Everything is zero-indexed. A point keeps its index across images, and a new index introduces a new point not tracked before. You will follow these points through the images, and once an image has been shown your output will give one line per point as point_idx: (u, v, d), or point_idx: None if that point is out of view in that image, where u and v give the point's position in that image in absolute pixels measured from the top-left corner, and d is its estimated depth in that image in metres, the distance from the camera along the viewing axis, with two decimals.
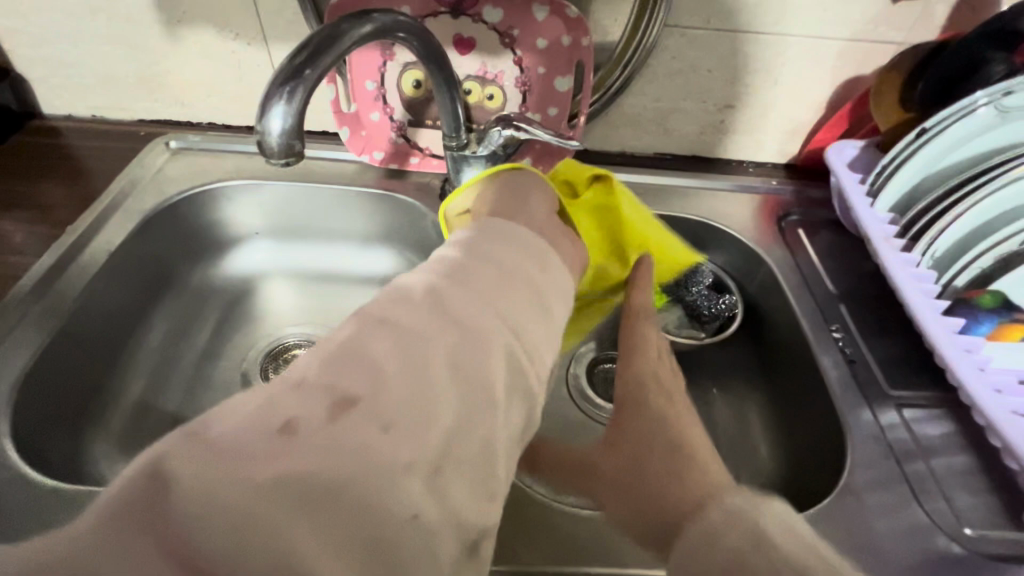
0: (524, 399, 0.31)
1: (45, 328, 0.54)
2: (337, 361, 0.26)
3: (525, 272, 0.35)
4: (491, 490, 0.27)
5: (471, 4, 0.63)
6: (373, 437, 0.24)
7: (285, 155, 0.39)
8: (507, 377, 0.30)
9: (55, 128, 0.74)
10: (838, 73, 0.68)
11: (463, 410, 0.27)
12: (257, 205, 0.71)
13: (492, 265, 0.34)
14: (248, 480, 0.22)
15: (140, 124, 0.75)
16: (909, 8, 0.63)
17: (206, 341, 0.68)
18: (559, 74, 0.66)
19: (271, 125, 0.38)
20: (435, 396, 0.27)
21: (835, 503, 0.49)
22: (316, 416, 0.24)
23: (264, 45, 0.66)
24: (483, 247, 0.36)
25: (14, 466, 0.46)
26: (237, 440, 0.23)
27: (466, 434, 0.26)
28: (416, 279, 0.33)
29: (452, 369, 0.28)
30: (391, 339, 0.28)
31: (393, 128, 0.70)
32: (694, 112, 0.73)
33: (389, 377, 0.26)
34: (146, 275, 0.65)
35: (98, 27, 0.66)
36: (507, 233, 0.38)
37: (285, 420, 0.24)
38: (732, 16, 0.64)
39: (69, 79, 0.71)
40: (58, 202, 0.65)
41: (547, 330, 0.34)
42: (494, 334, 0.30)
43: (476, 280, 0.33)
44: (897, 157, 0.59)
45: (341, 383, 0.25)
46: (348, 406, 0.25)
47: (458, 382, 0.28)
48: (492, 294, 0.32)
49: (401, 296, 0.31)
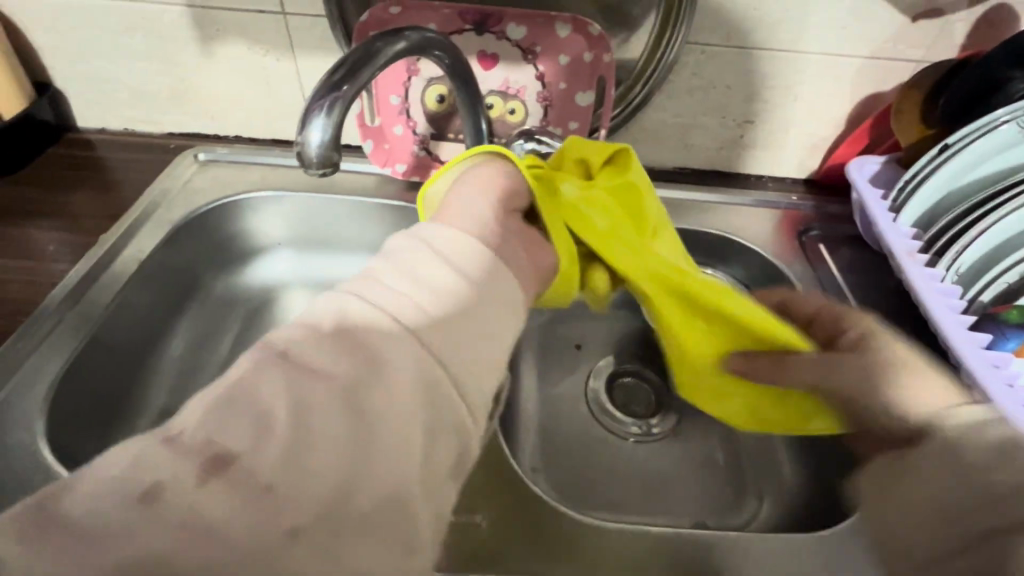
0: (455, 435, 0.29)
1: (79, 333, 0.55)
2: (223, 410, 0.25)
3: (456, 290, 0.32)
4: (411, 545, 0.26)
5: (495, 21, 0.64)
6: (247, 502, 0.23)
7: (323, 166, 0.40)
8: (423, 417, 0.28)
9: (89, 141, 0.76)
10: (857, 89, 0.69)
11: (359, 458, 0.25)
12: (281, 216, 0.72)
13: (417, 286, 0.31)
14: (211, 502, 0.22)
15: (171, 137, 0.77)
16: (929, 25, 0.64)
17: (227, 350, 0.69)
18: (580, 89, 0.67)
19: (311, 136, 0.39)
20: (335, 445, 0.25)
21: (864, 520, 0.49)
22: (183, 479, 0.22)
23: (293, 60, 0.68)
24: (410, 263, 0.32)
25: (49, 469, 0.47)
26: (96, 511, 0.22)
27: (371, 479, 0.25)
28: (332, 303, 0.30)
29: (345, 416, 0.26)
30: (284, 380, 0.26)
31: (415, 141, 0.71)
32: (713, 128, 0.74)
33: (275, 431, 0.24)
34: (175, 284, 0.67)
35: (134, 44, 0.68)
36: (443, 242, 0.34)
37: (150, 485, 0.22)
38: (752, 34, 0.65)
39: (104, 94, 0.73)
40: (93, 212, 0.67)
41: (481, 356, 0.32)
42: (404, 370, 0.28)
43: (395, 302, 0.30)
44: (919, 173, 0.59)
45: (221, 440, 0.24)
46: (225, 465, 0.23)
47: (354, 432, 0.26)
48: (412, 319, 0.30)
49: (309, 327, 0.28)
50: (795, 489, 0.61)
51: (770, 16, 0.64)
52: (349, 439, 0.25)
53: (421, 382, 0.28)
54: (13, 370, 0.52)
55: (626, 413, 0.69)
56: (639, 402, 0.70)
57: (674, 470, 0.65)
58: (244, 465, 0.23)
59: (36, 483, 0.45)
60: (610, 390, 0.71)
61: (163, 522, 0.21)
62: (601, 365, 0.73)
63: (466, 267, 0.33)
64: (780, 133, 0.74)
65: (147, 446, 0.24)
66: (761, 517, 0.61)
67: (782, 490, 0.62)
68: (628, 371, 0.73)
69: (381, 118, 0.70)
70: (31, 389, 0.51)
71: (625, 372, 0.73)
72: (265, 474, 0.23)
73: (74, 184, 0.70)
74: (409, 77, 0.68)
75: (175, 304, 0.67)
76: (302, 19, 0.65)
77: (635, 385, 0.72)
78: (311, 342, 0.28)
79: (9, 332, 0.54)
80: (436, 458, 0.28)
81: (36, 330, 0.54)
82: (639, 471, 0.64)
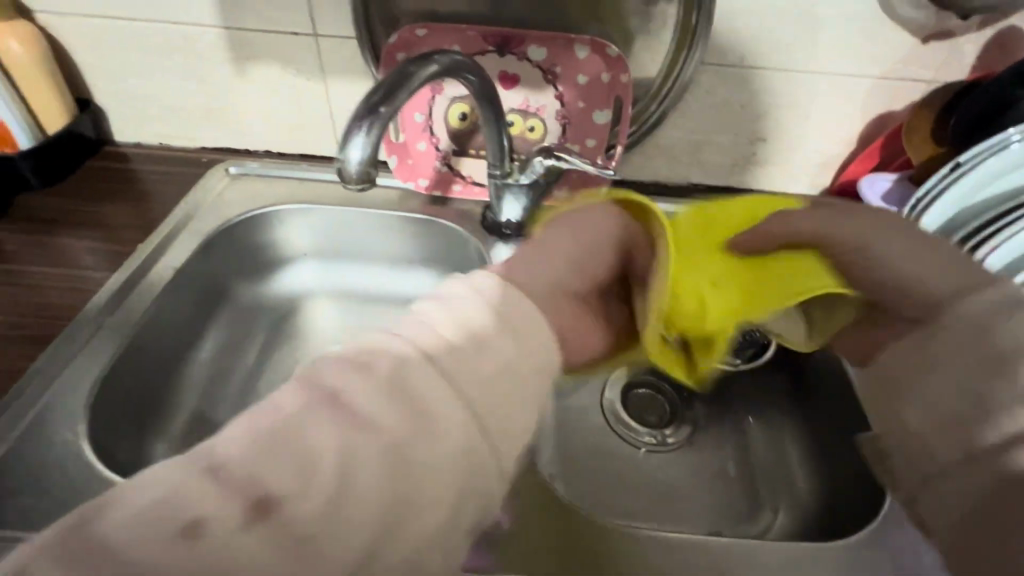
0: (483, 498, 0.31)
1: (117, 339, 0.57)
2: (269, 444, 0.27)
3: (512, 359, 0.34)
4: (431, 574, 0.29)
5: (517, 43, 0.67)
6: (286, 547, 0.25)
7: (361, 180, 0.42)
8: (457, 478, 0.29)
9: (124, 154, 0.79)
10: (868, 109, 0.71)
11: (396, 506, 0.28)
12: (306, 228, 0.75)
13: (473, 347, 0.33)
14: (258, 537, 0.25)
15: (203, 151, 0.80)
16: (938, 47, 0.66)
17: (252, 361, 0.71)
18: (597, 107, 0.69)
19: (351, 154, 0.41)
20: (377, 493, 0.27)
21: (877, 530, 0.50)
22: (230, 517, 0.24)
23: (323, 80, 0.72)
24: (472, 319, 0.34)
25: (91, 466, 0.49)
26: (145, 528, 0.24)
27: (405, 532, 0.28)
28: (397, 346, 0.32)
29: (391, 468, 0.28)
30: (336, 422, 0.28)
31: (438, 157, 0.74)
32: (727, 145, 0.76)
33: (318, 474, 0.26)
34: (205, 293, 0.69)
35: (173, 64, 0.72)
36: (501, 300, 0.36)
37: (193, 518, 0.24)
38: (765, 55, 0.68)
39: (141, 111, 0.77)
40: (129, 224, 0.70)
41: (523, 421, 0.34)
42: (452, 428, 0.30)
43: (451, 360, 0.32)
44: (931, 191, 0.60)
45: (265, 478, 0.26)
46: (267, 510, 0.25)
47: (394, 486, 0.28)
48: (465, 381, 0.32)
49: (368, 366, 0.30)
50: (809, 502, 0.61)
51: (783, 39, 0.66)
52: (388, 490, 0.27)
53: (461, 441, 0.30)
54: (56, 374, 0.54)
55: (641, 423, 0.70)
56: (653, 411, 0.71)
57: (689, 482, 0.66)
58: (287, 506, 0.26)
59: (82, 477, 0.48)
60: (625, 401, 0.72)
61: (225, 542, 0.24)
62: (617, 375, 0.73)
63: (512, 319, 0.36)
64: (792, 150, 0.76)
65: (187, 476, 0.25)
66: (776, 528, 0.61)
67: (797, 500, 0.62)
68: (643, 380, 0.73)
69: (406, 135, 0.73)
70: (74, 391, 0.53)
71: (640, 382, 0.73)
72: (302, 524, 0.25)
73: (111, 196, 0.73)
74: (432, 96, 0.71)
75: (205, 313, 0.69)
76: (333, 41, 0.68)
77: (650, 396, 0.72)
78: (351, 383, 0.29)
79: (52, 337, 0.57)
80: (468, 511, 0.30)
81: (77, 336, 0.57)
82: (655, 481, 0.65)
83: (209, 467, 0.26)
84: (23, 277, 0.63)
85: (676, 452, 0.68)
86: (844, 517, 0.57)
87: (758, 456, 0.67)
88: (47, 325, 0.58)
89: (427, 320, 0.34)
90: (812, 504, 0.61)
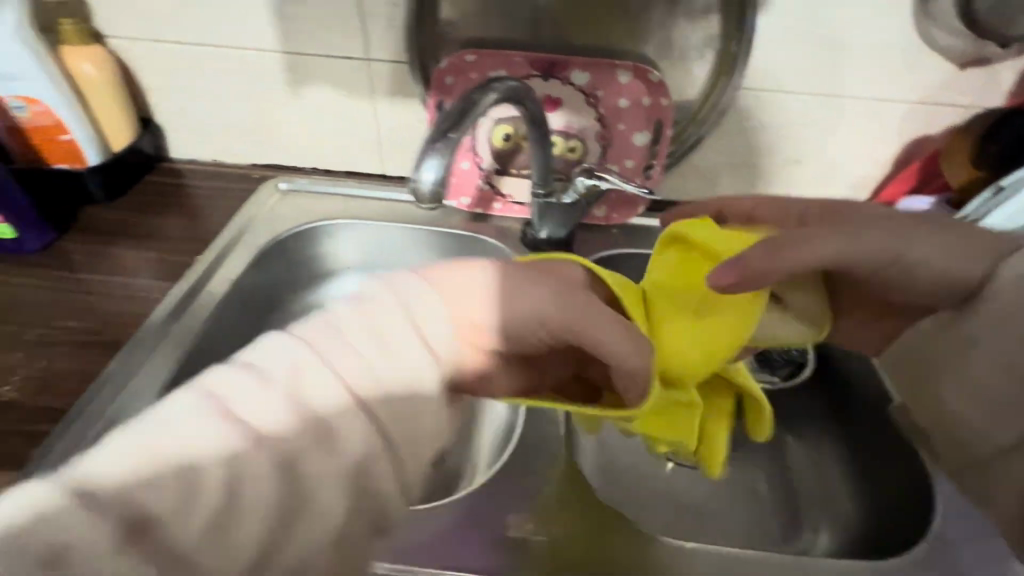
0: (376, 508, 0.32)
1: (179, 345, 0.60)
2: (138, 466, 0.26)
3: (435, 364, 0.36)
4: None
5: (561, 68, 0.69)
6: (179, 557, 0.26)
7: (433, 199, 0.50)
8: (347, 491, 0.31)
9: (178, 170, 0.82)
10: (904, 132, 0.72)
11: (281, 520, 0.29)
12: (354, 241, 0.77)
13: (400, 347, 0.35)
14: (136, 561, 0.25)
15: (253, 168, 0.84)
16: (976, 74, 0.67)
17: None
18: (637, 129, 0.72)
19: (424, 176, 0.49)
20: (262, 510, 0.28)
21: (928, 551, 0.50)
22: (103, 539, 0.24)
23: (374, 102, 0.75)
24: (401, 325, 0.35)
25: None
26: (53, 536, 0.23)
27: (291, 545, 0.29)
28: (298, 348, 0.32)
29: (275, 481, 0.29)
30: (174, 439, 0.27)
31: (481, 176, 0.77)
32: (764, 167, 0.77)
33: (169, 492, 0.26)
34: (258, 304, 0.72)
35: (232, 85, 0.76)
36: (431, 300, 0.38)
37: (120, 529, 0.25)
38: (804, 79, 0.69)
39: (198, 130, 0.80)
40: (187, 237, 0.73)
41: (435, 430, 0.35)
42: (343, 440, 0.31)
43: (379, 371, 0.33)
44: (975, 212, 0.61)
45: (139, 498, 0.25)
46: (143, 531, 0.25)
47: (265, 502, 0.28)
48: (388, 387, 0.33)
49: (250, 377, 0.30)
50: (855, 523, 0.62)
51: (822, 63, 0.68)
52: (263, 505, 0.28)
53: (360, 455, 0.31)
54: (124, 378, 0.56)
55: None
56: None
57: (728, 500, 0.66)
58: (167, 529, 0.26)
59: None
60: None
61: (92, 570, 0.24)
62: None
63: (440, 335, 0.37)
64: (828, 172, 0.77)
65: (102, 494, 0.25)
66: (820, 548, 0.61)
67: (840, 519, 0.63)
68: None
69: None
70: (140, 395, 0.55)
71: None
72: (182, 544, 0.26)
73: (169, 210, 0.77)
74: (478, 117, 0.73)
75: (258, 323, 0.72)
76: (385, 64, 0.72)
77: None
78: (241, 391, 0.30)
79: (119, 344, 0.59)
80: (358, 517, 0.32)
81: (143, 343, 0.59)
82: (695, 499, 0.66)
83: (120, 489, 0.25)
84: (88, 286, 0.65)
85: (714, 469, 0.68)
86: (891, 537, 0.57)
87: (799, 478, 0.68)
88: (114, 331, 0.61)
89: (374, 329, 0.34)
90: (856, 524, 0.61)
